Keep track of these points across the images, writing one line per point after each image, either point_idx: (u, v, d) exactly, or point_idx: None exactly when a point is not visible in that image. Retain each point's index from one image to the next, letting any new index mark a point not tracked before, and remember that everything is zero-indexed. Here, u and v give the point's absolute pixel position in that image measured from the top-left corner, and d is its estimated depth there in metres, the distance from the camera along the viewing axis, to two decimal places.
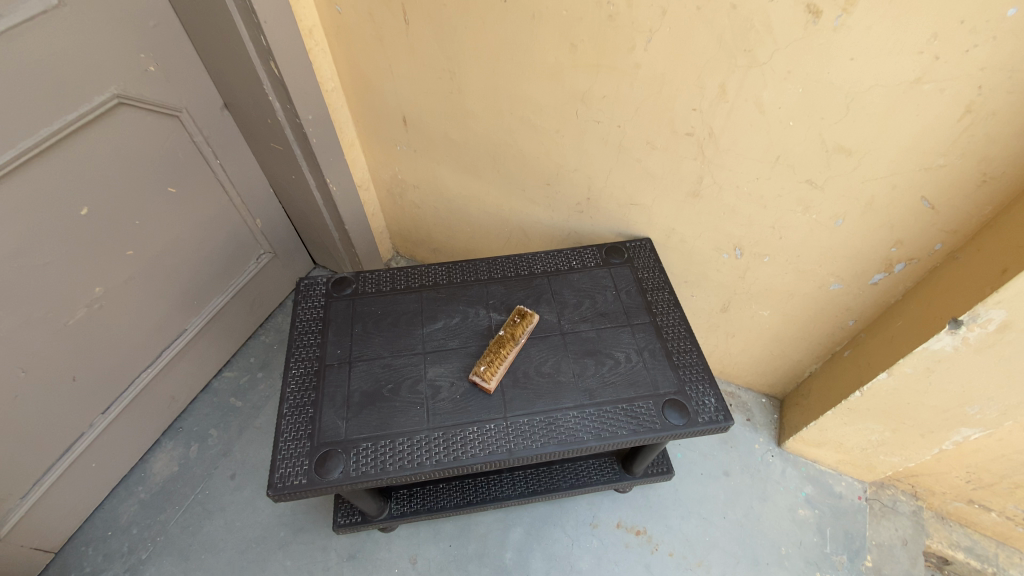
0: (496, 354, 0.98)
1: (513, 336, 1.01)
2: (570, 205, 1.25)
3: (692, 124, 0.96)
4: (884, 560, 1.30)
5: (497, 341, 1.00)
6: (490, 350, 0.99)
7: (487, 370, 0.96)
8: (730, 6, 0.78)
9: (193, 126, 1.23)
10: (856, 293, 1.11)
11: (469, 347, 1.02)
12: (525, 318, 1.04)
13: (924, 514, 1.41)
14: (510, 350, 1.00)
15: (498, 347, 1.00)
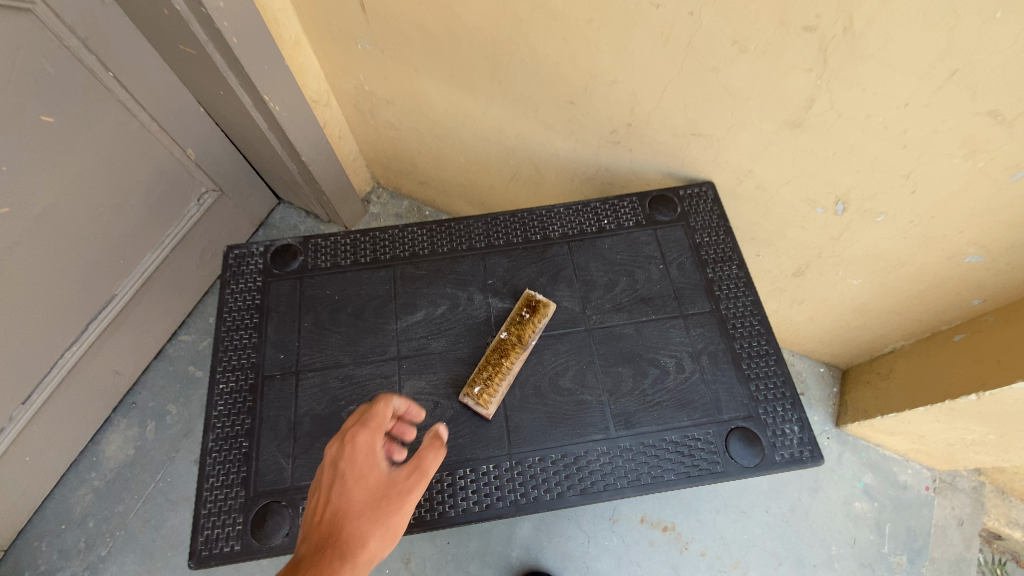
0: (497, 367, 0.71)
1: (520, 338, 0.73)
2: (601, 134, 0.89)
3: (820, 13, 0.59)
4: (937, 542, 1.13)
5: (498, 348, 0.72)
6: (489, 362, 0.72)
7: (484, 391, 0.70)
8: None
9: (57, 22, 0.85)
10: (1002, 268, 0.79)
11: (459, 350, 0.75)
12: (537, 310, 0.75)
13: (986, 492, 1.17)
14: (516, 360, 0.72)
15: (499, 356, 0.72)
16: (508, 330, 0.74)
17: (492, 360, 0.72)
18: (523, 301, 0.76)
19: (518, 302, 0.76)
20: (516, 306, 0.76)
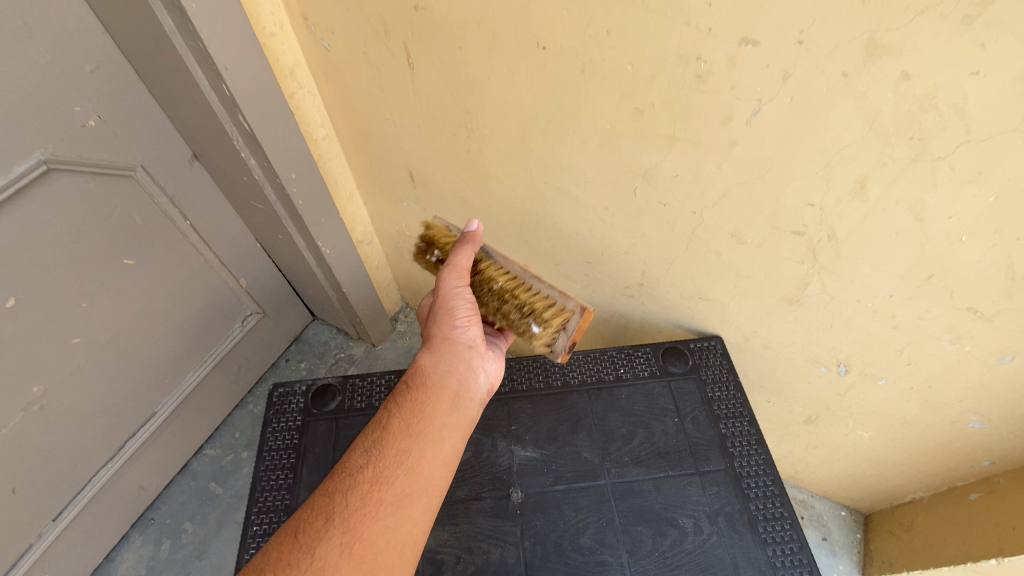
0: (512, 296, 0.77)
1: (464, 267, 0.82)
2: (618, 288, 0.99)
3: (806, 223, 0.68)
4: None
5: (479, 294, 0.81)
6: (507, 305, 0.78)
7: (542, 300, 0.75)
8: (901, 76, 0.50)
9: (153, 185, 1.01)
10: (1003, 437, 0.82)
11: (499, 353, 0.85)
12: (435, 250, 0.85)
13: None
14: (498, 273, 0.79)
15: (492, 293, 0.79)
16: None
17: (496, 302, 0.79)
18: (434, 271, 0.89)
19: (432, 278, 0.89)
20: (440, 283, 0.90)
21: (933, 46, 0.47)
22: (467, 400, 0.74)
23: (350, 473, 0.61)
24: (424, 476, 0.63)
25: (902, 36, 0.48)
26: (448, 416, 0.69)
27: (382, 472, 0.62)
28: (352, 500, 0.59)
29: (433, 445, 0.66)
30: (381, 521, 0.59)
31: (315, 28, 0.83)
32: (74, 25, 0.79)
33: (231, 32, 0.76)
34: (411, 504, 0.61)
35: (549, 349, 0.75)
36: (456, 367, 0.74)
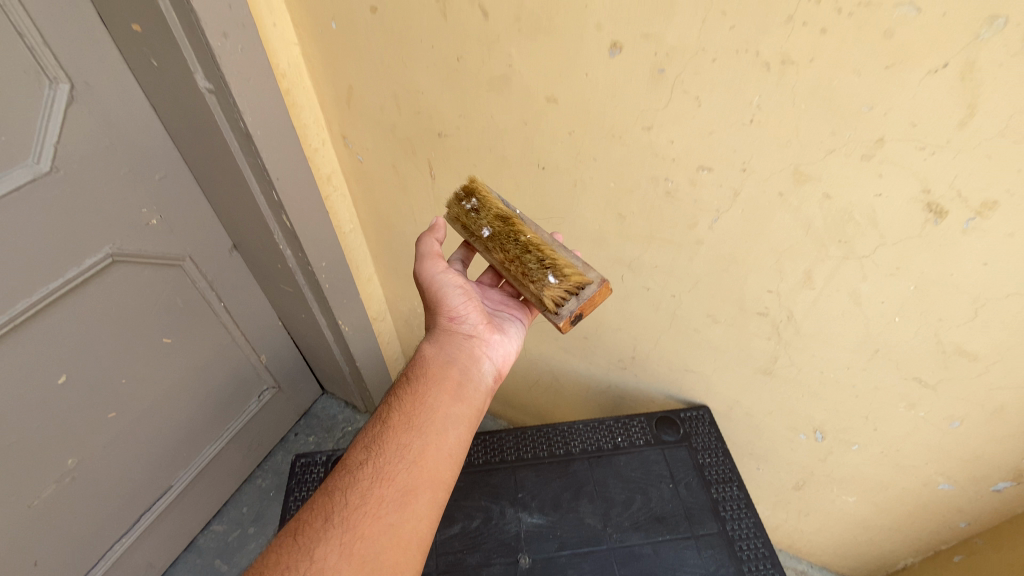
0: (538, 251, 0.79)
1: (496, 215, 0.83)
2: (612, 362, 1.09)
3: (768, 305, 0.80)
4: None
5: (501, 241, 0.81)
6: (529, 255, 0.78)
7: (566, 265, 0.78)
8: (823, 196, 0.64)
9: (197, 272, 1.13)
10: (971, 497, 0.89)
11: (506, 337, 0.87)
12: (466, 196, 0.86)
13: None
14: (530, 231, 0.82)
15: (517, 243, 0.80)
16: (479, 223, 0.83)
17: (518, 251, 0.79)
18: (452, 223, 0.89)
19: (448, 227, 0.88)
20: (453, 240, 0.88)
21: (842, 175, 0.62)
22: (469, 390, 0.76)
23: (352, 471, 0.64)
24: (426, 469, 0.65)
25: (817, 168, 0.62)
26: (448, 407, 0.71)
27: (383, 468, 0.64)
28: (353, 498, 0.61)
29: (434, 439, 0.68)
30: (383, 516, 0.60)
31: (352, 144, 1.01)
32: (148, 145, 0.96)
33: (285, 151, 0.92)
34: (414, 499, 0.62)
35: (554, 311, 0.74)
36: (455, 362, 0.78)
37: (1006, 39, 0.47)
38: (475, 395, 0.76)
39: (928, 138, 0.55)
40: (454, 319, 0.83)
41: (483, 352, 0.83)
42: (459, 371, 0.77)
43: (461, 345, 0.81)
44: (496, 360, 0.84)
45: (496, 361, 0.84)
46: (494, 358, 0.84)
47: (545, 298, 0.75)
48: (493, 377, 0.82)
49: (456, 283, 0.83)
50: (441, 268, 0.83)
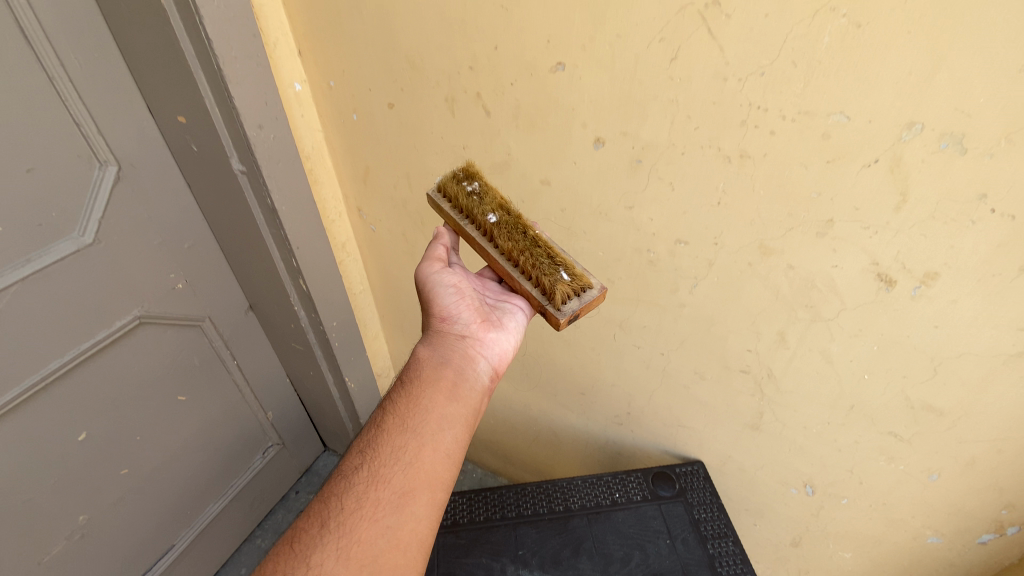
0: (546, 248, 0.82)
1: (502, 206, 0.85)
2: (608, 417, 1.14)
3: (749, 363, 0.87)
4: None
5: (509, 230, 0.83)
6: (538, 249, 0.82)
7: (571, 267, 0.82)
8: (787, 266, 0.72)
9: (214, 332, 1.20)
10: (961, 550, 0.91)
11: (502, 334, 0.88)
12: (468, 179, 0.86)
13: None
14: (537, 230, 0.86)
15: (525, 238, 0.83)
16: (484, 210, 0.84)
17: (525, 243, 0.82)
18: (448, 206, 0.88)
19: (444, 208, 0.87)
20: (450, 223, 0.88)
21: (801, 249, 0.70)
22: (465, 390, 0.76)
23: (348, 476, 0.64)
24: (422, 469, 0.65)
25: (780, 242, 0.71)
26: (442, 408, 0.72)
27: (378, 472, 0.64)
28: (349, 503, 0.61)
29: (429, 439, 0.68)
30: (380, 519, 0.60)
31: (366, 216, 1.13)
32: (182, 217, 1.06)
33: (306, 223, 1.03)
34: (411, 501, 0.63)
35: (559, 304, 0.77)
36: (449, 362, 0.79)
37: (923, 141, 0.56)
38: (471, 394, 0.77)
39: (871, 219, 0.64)
40: (448, 322, 0.85)
41: (478, 352, 0.84)
42: (453, 371, 0.78)
43: (454, 346, 0.82)
44: (492, 359, 0.85)
45: (492, 359, 0.85)
46: (489, 357, 0.85)
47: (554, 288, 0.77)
48: (490, 375, 0.83)
49: (448, 284, 0.86)
50: (435, 269, 0.87)
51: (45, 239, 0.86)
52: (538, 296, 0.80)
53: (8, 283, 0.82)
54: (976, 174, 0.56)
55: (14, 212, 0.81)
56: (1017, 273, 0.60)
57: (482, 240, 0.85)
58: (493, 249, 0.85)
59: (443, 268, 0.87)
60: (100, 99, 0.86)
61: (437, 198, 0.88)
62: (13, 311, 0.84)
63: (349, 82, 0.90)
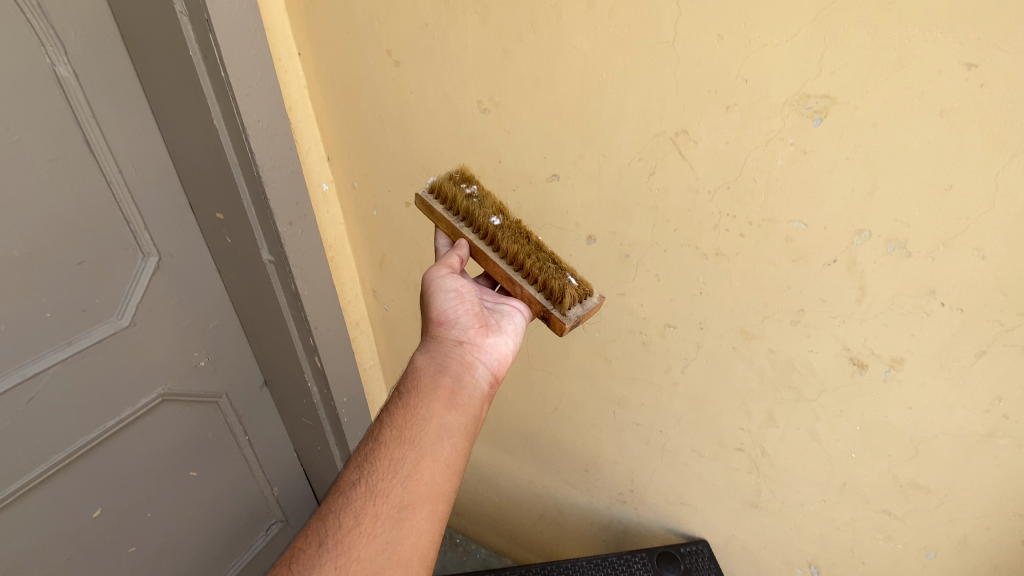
0: (548, 253, 0.85)
1: (501, 211, 0.86)
2: (612, 493, 1.15)
3: (743, 441, 0.90)
4: None
5: (512, 235, 0.84)
6: (541, 255, 0.84)
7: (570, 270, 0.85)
8: (768, 350, 0.79)
9: (229, 407, 1.25)
10: None
11: (500, 339, 0.85)
12: (465, 182, 0.86)
13: None
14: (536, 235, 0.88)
15: (529, 242, 0.85)
16: (486, 213, 0.85)
17: (530, 248, 0.84)
18: (443, 208, 0.86)
19: (441, 211, 0.85)
20: (446, 226, 0.87)
21: (779, 335, 0.77)
22: (464, 397, 0.73)
23: (344, 492, 0.60)
24: (421, 481, 0.62)
25: (759, 328, 0.78)
26: (441, 417, 0.68)
27: (376, 485, 0.60)
28: (346, 519, 0.57)
29: (428, 450, 0.65)
30: (378, 535, 0.56)
31: (380, 296, 1.22)
32: (210, 300, 1.15)
33: (325, 305, 1.12)
34: (411, 514, 0.59)
35: (566, 308, 0.79)
36: (449, 370, 0.76)
37: (872, 244, 0.65)
38: (470, 402, 0.74)
39: (838, 310, 0.71)
40: (446, 327, 0.82)
41: (477, 357, 0.81)
42: (451, 378, 0.75)
43: (451, 352, 0.79)
44: (491, 364, 0.82)
45: (491, 363, 0.82)
46: (488, 362, 0.82)
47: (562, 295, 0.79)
48: (489, 380, 0.80)
49: (450, 288, 0.83)
50: (436, 272, 0.84)
51: (86, 323, 0.94)
52: (543, 300, 0.82)
53: (49, 364, 0.89)
54: (922, 273, 0.64)
55: (63, 298, 0.90)
56: (973, 358, 0.66)
57: (483, 245, 0.85)
58: (493, 253, 0.85)
59: (447, 272, 0.83)
60: (150, 199, 0.98)
61: (431, 200, 0.86)
62: (49, 391, 0.90)
63: (371, 183, 1.02)
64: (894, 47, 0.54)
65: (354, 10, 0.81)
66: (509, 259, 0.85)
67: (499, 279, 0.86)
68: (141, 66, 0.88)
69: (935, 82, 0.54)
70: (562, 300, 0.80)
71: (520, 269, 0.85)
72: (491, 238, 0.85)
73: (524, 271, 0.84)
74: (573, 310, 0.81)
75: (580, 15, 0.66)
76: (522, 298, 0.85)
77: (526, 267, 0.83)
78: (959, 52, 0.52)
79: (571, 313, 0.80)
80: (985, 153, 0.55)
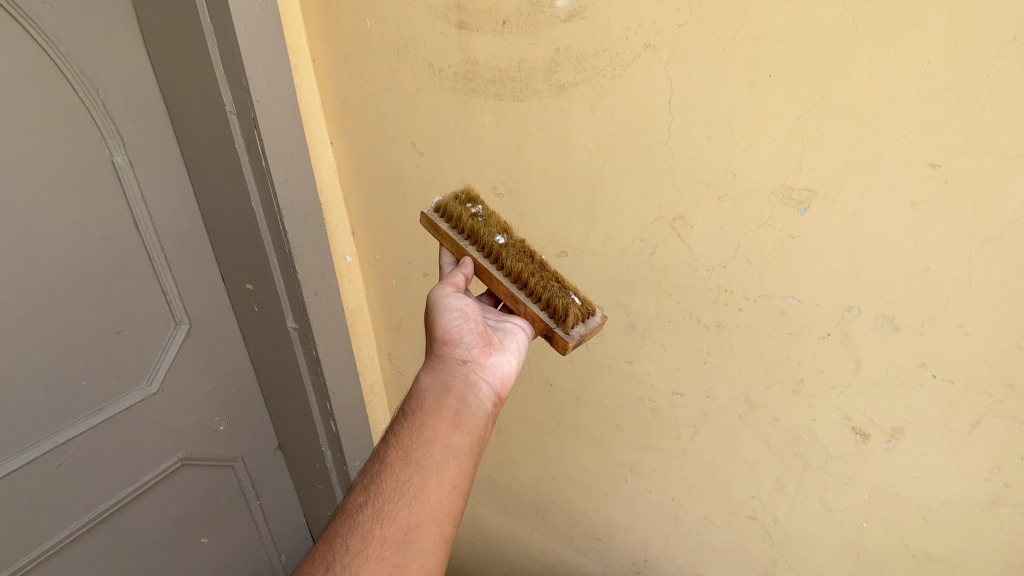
0: (553, 274, 0.83)
1: (506, 230, 0.84)
2: (626, 563, 1.14)
3: (755, 509, 0.91)
4: None
5: (516, 254, 0.82)
6: (545, 274, 0.81)
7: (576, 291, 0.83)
8: (773, 418, 0.82)
9: (243, 471, 1.27)
10: None
11: (505, 356, 0.79)
12: (471, 202, 0.85)
13: None
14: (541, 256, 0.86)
15: (533, 261, 0.82)
16: (490, 231, 0.83)
17: (534, 267, 0.81)
18: (447, 227, 0.85)
19: (446, 229, 0.84)
20: (449, 244, 0.85)
21: (782, 404, 0.80)
22: (469, 416, 0.68)
23: (350, 515, 0.56)
24: (428, 503, 0.57)
25: (763, 397, 0.81)
26: (449, 436, 0.64)
27: (382, 508, 0.56)
28: (352, 543, 0.53)
29: (433, 471, 0.60)
30: (385, 559, 0.52)
31: (396, 361, 1.27)
32: (234, 366, 1.20)
33: (343, 370, 1.16)
34: (419, 539, 0.55)
35: (569, 327, 0.76)
36: (454, 387, 0.70)
37: (862, 320, 0.69)
38: (476, 421, 0.68)
39: (836, 380, 0.74)
40: (452, 343, 0.76)
41: (481, 376, 0.74)
42: (458, 395, 0.70)
43: (458, 368, 0.73)
44: (496, 383, 0.76)
45: (495, 382, 0.76)
46: (493, 381, 0.75)
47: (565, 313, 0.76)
48: (495, 399, 0.74)
49: (455, 305, 0.78)
50: (441, 290, 0.79)
51: (118, 389, 0.98)
52: (546, 319, 0.79)
53: (80, 431, 0.93)
54: (911, 347, 0.68)
55: (99, 366, 0.95)
56: (969, 429, 0.68)
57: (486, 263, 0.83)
58: (497, 272, 0.83)
59: (452, 290, 0.79)
60: (186, 271, 1.05)
61: (435, 218, 0.85)
62: (79, 457, 0.94)
63: (391, 256, 1.09)
64: (864, 149, 0.61)
65: (384, 108, 0.91)
66: (513, 277, 0.82)
67: (502, 297, 0.83)
68: (188, 154, 0.98)
69: (904, 179, 0.61)
70: (565, 318, 0.77)
71: (523, 286, 0.82)
72: (495, 256, 0.83)
73: (527, 289, 0.81)
74: (576, 330, 0.77)
75: (584, 118, 0.75)
76: (525, 317, 0.82)
77: (530, 285, 0.80)
78: (922, 154, 0.59)
79: (573, 332, 0.77)
80: (956, 240, 0.61)
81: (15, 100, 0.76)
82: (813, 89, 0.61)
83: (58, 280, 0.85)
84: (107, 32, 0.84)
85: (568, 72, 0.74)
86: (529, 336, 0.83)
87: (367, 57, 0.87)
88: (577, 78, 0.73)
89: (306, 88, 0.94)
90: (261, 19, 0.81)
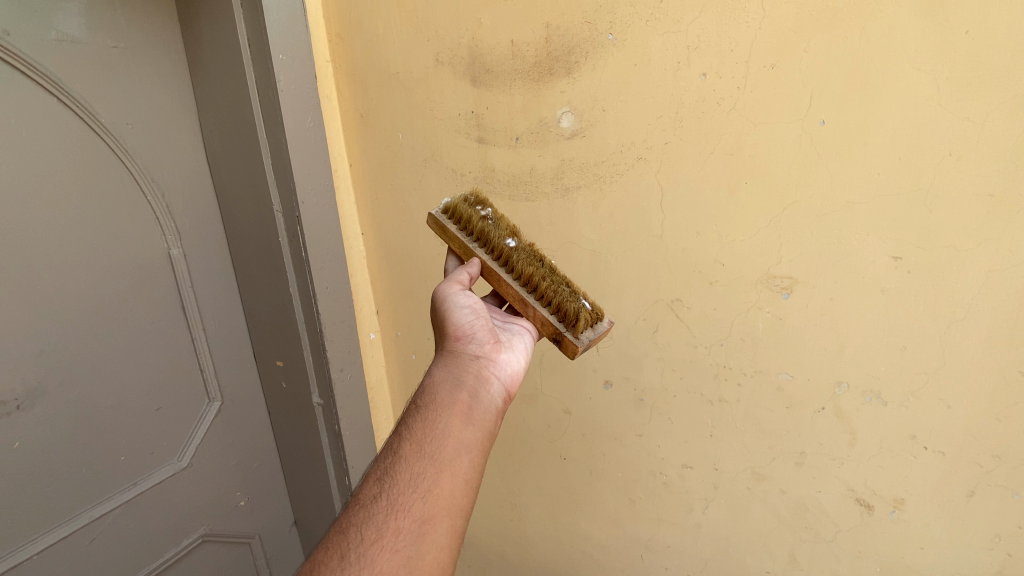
0: (562, 278, 0.83)
1: (516, 234, 0.84)
2: None
3: None
4: None
5: (527, 257, 0.81)
6: (556, 278, 0.81)
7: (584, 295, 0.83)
8: (779, 490, 0.85)
9: (258, 548, 1.28)
10: None
11: (513, 355, 0.76)
12: (480, 205, 0.85)
13: None
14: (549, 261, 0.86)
15: (544, 266, 0.82)
16: (500, 235, 0.82)
17: (544, 271, 0.81)
18: (455, 227, 0.83)
19: (454, 230, 0.82)
20: (456, 244, 0.82)
21: (787, 476, 0.84)
22: (482, 413, 0.65)
23: (364, 506, 0.52)
24: (443, 495, 0.54)
25: (768, 469, 0.85)
26: (463, 430, 0.61)
27: (398, 498, 0.53)
28: (368, 532, 0.50)
29: (448, 464, 0.57)
30: (401, 550, 0.49)
31: None
32: (258, 440, 1.24)
33: (363, 444, 1.21)
34: (434, 531, 0.52)
35: (579, 332, 0.76)
36: (467, 382, 0.67)
37: (852, 395, 0.75)
38: (488, 417, 0.65)
39: (835, 452, 0.79)
40: (462, 339, 0.73)
41: (492, 373, 0.71)
42: (469, 392, 0.67)
43: (469, 365, 0.70)
44: (507, 381, 0.73)
45: (505, 380, 0.72)
46: (503, 378, 0.72)
47: (578, 318, 0.76)
48: (506, 397, 0.71)
49: (464, 302, 0.75)
50: (447, 288, 0.76)
51: (151, 464, 1.03)
52: (555, 323, 0.78)
53: (113, 505, 0.97)
54: (901, 420, 0.73)
55: (137, 441, 1.00)
56: (965, 499, 0.72)
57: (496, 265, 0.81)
58: (506, 274, 0.81)
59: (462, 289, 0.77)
60: (222, 349, 1.13)
61: (443, 217, 0.83)
62: (109, 532, 0.98)
63: (412, 333, 1.18)
64: (834, 244, 0.70)
65: (411, 205, 1.04)
66: (522, 281, 0.81)
67: (510, 300, 0.81)
68: (233, 244, 1.09)
69: (871, 268, 0.69)
70: (575, 323, 0.76)
71: (533, 290, 0.81)
72: (505, 259, 0.82)
73: (537, 292, 0.80)
74: (586, 334, 0.78)
75: (588, 215, 0.86)
76: (533, 321, 0.80)
77: (540, 289, 0.79)
78: (885, 248, 0.68)
79: (583, 337, 0.77)
80: (926, 323, 0.68)
81: (96, 204, 0.88)
82: (784, 194, 0.71)
83: (111, 360, 0.94)
84: (177, 146, 0.98)
85: (573, 178, 0.85)
86: (533, 338, 0.82)
87: (398, 163, 1.01)
88: (581, 182, 0.85)
89: (343, 188, 1.07)
90: (310, 135, 0.96)
